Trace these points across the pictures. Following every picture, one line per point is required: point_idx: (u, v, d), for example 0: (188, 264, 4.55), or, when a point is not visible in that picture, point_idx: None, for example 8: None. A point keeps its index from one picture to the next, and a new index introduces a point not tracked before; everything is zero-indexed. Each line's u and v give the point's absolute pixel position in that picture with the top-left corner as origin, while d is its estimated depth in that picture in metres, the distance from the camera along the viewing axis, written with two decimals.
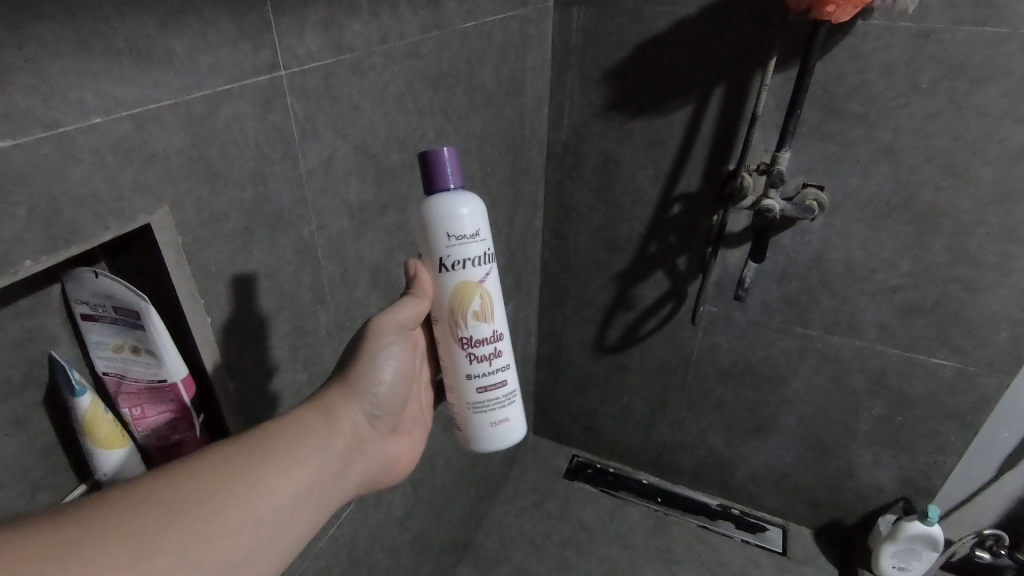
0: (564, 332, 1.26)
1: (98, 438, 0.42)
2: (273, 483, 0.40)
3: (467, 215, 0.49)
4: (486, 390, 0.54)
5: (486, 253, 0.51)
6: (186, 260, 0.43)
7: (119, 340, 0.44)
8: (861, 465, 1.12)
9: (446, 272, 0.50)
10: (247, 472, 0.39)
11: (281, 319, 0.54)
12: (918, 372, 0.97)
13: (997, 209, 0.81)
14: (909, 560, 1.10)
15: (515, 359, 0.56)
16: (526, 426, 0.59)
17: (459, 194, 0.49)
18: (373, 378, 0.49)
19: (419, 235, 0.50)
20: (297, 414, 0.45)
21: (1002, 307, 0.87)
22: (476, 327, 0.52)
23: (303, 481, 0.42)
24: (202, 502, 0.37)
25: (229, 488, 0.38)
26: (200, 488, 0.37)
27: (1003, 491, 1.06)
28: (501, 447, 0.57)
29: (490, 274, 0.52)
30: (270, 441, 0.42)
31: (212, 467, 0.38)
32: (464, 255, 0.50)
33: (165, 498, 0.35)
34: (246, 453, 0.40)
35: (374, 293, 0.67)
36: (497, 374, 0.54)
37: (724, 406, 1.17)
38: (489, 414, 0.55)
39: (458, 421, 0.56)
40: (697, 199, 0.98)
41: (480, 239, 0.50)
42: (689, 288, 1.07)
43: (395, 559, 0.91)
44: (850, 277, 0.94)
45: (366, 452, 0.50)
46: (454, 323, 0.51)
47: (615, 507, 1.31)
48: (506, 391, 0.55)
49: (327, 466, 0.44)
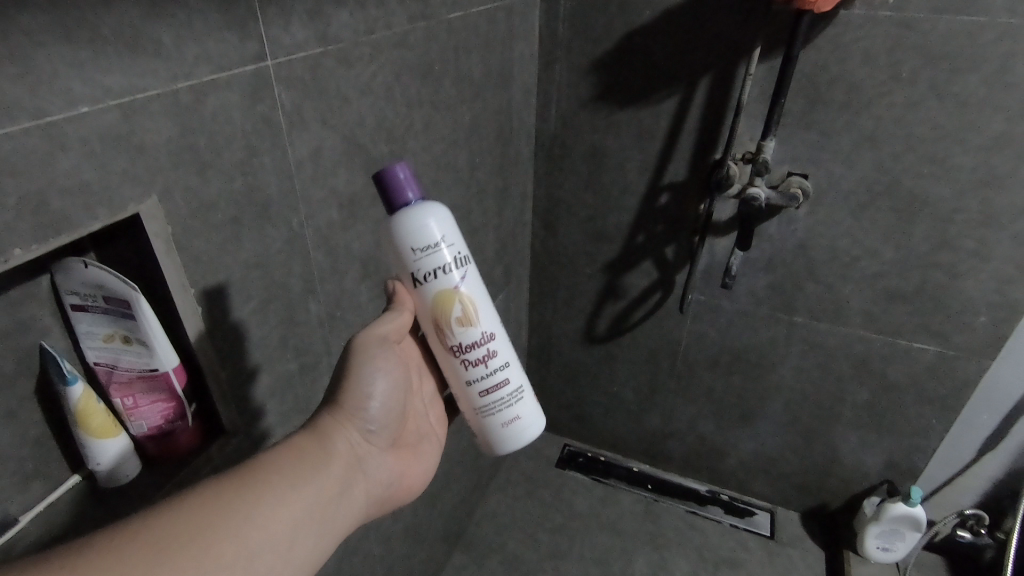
0: (553, 323, 1.27)
1: (91, 428, 0.43)
2: (265, 514, 0.40)
3: (431, 225, 0.50)
4: (488, 392, 0.55)
5: (460, 257, 0.52)
6: (176, 249, 0.43)
7: (109, 331, 0.44)
8: (847, 449, 1.14)
9: (422, 284, 0.51)
10: (236, 500, 0.39)
11: (271, 309, 0.54)
12: (900, 357, 0.99)
13: (975, 195, 0.83)
14: (893, 541, 1.12)
15: (514, 354, 0.56)
16: (543, 420, 0.59)
17: (420, 206, 0.50)
18: (358, 400, 0.51)
19: (391, 251, 0.52)
20: (290, 441, 0.45)
21: (981, 291, 0.89)
22: (462, 333, 0.52)
23: (297, 510, 0.42)
24: (192, 538, 0.36)
25: (218, 522, 0.37)
26: (188, 524, 0.36)
27: (982, 473, 1.08)
28: (519, 445, 0.57)
29: (467, 276, 0.52)
30: (263, 468, 0.42)
31: (202, 502, 0.38)
32: (435, 264, 0.51)
33: (151, 539, 0.34)
34: (237, 483, 0.40)
35: (364, 284, 0.68)
36: (497, 375, 0.55)
37: (711, 392, 1.19)
38: (498, 415, 0.56)
39: (473, 427, 0.57)
40: (685, 188, 0.99)
41: (447, 244, 0.51)
42: (678, 276, 1.08)
43: (389, 548, 0.91)
44: (834, 264, 0.95)
45: (367, 472, 0.50)
46: (440, 332, 0.53)
47: (606, 495, 1.33)
48: (510, 389, 0.56)
49: (323, 490, 0.44)
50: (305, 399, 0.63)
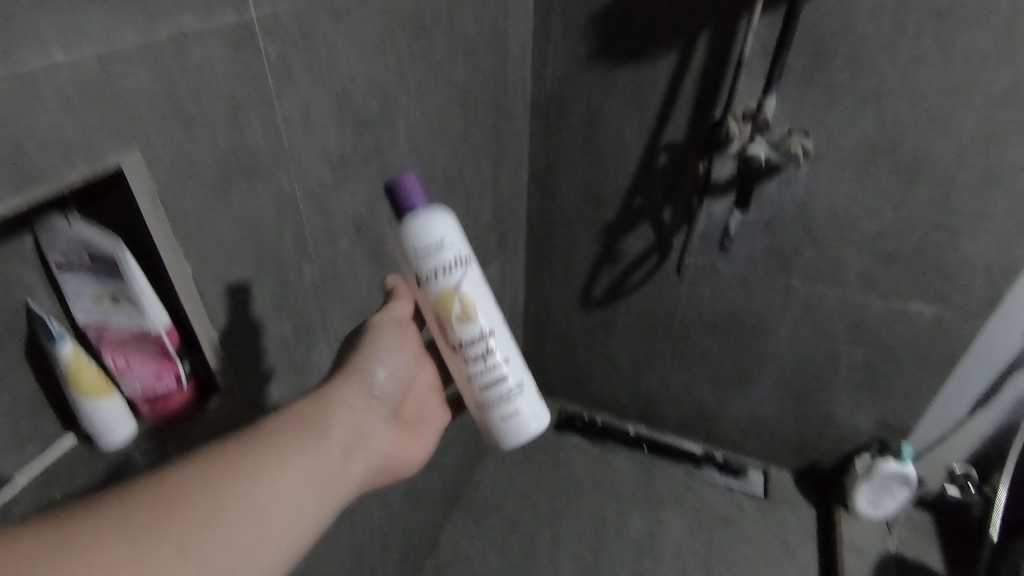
0: (550, 287, 1.26)
1: (81, 389, 0.42)
2: (274, 476, 0.40)
3: (435, 227, 0.50)
4: (489, 388, 0.55)
5: (461, 257, 0.52)
6: (161, 206, 0.42)
7: (97, 291, 0.43)
8: (840, 410, 1.15)
9: (425, 285, 0.52)
10: (247, 460, 0.39)
11: (263, 271, 0.53)
12: (896, 318, 0.99)
13: (978, 153, 0.81)
14: (883, 498, 1.14)
15: (517, 351, 0.56)
16: (546, 416, 0.58)
17: (424, 208, 0.51)
18: (366, 372, 0.52)
19: (397, 252, 0.52)
20: (301, 409, 0.46)
21: (979, 252, 0.88)
22: (463, 330, 0.52)
23: (307, 474, 0.42)
24: (202, 496, 0.36)
25: (228, 481, 0.37)
26: (199, 482, 0.36)
27: (973, 431, 1.10)
28: (521, 439, 0.57)
29: (468, 276, 0.52)
30: (274, 433, 0.42)
31: (213, 462, 0.38)
32: (437, 264, 0.51)
33: (162, 495, 0.34)
34: (248, 443, 0.40)
35: (358, 247, 0.66)
36: (498, 372, 0.54)
37: (707, 355, 1.20)
38: (499, 410, 0.56)
39: (477, 420, 0.57)
40: (683, 149, 0.97)
41: (449, 245, 0.51)
42: (675, 240, 1.07)
43: (388, 511, 0.92)
44: (832, 225, 0.95)
45: (372, 442, 0.51)
46: (442, 330, 0.53)
47: (602, 457, 1.34)
48: (510, 386, 0.55)
49: (331, 459, 0.45)
50: (303, 362, 0.63)
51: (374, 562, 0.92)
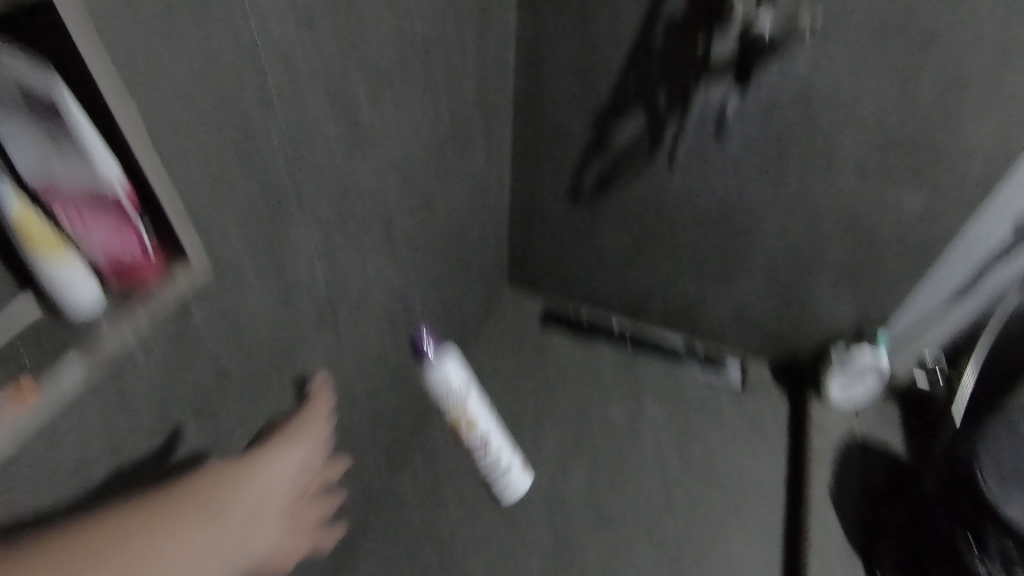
0: (537, 179, 1.22)
1: (32, 243, 0.40)
2: (152, 558, 0.44)
3: (444, 370, 0.77)
4: (492, 465, 0.88)
5: (466, 393, 0.80)
6: (100, 39, 0.37)
7: (40, 140, 0.39)
8: (821, 302, 1.16)
9: (447, 420, 0.82)
10: (131, 529, 0.44)
11: (224, 132, 0.49)
12: (887, 207, 0.98)
13: (999, 25, 0.75)
14: (853, 386, 1.18)
15: (508, 443, 0.88)
16: (529, 478, 0.94)
17: (437, 362, 0.77)
18: (265, 463, 0.57)
19: (426, 388, 0.80)
20: (204, 471, 0.52)
21: (980, 136, 0.85)
22: (471, 436, 0.82)
23: (189, 557, 0.47)
24: (77, 564, 0.41)
25: (105, 555, 0.42)
26: (77, 555, 0.41)
27: (947, 325, 1.13)
28: (516, 492, 0.93)
29: (472, 402, 0.80)
30: (159, 504, 0.47)
31: (103, 537, 0.43)
32: (450, 397, 0.78)
33: (52, 555, 0.40)
34: (145, 513, 0.46)
35: (331, 113, 0.60)
36: (500, 463, 0.88)
37: (694, 248, 1.19)
38: (501, 481, 0.91)
39: (489, 483, 0.92)
40: (681, 22, 0.90)
41: (456, 379, 0.78)
42: (668, 126, 1.02)
43: (377, 395, 0.93)
44: (832, 108, 0.90)
45: (262, 537, 0.54)
46: (459, 438, 0.83)
47: (585, 350, 1.37)
48: (507, 470, 0.90)
49: (213, 540, 0.49)
50: (284, 243, 0.60)
51: (364, 442, 0.94)
